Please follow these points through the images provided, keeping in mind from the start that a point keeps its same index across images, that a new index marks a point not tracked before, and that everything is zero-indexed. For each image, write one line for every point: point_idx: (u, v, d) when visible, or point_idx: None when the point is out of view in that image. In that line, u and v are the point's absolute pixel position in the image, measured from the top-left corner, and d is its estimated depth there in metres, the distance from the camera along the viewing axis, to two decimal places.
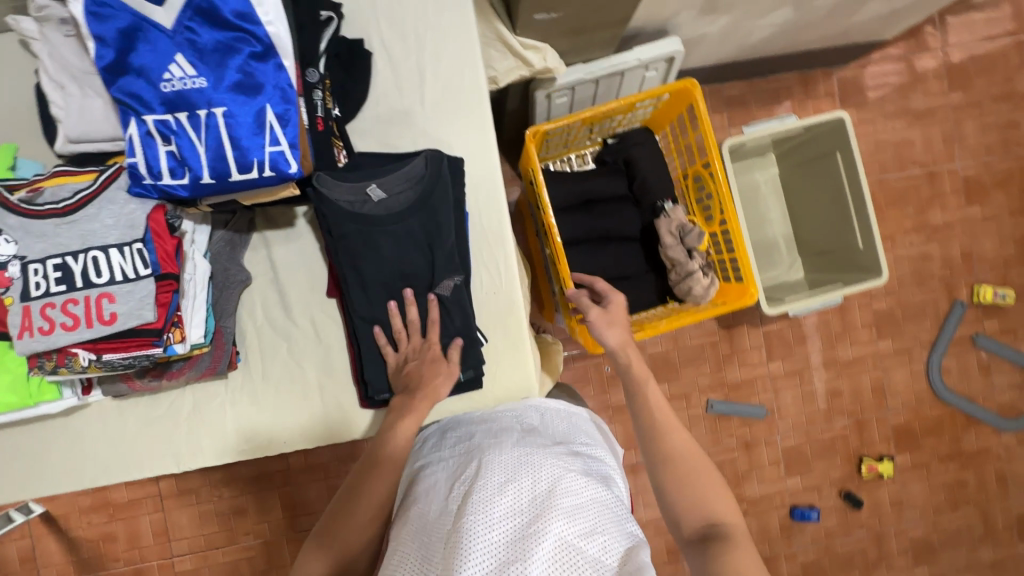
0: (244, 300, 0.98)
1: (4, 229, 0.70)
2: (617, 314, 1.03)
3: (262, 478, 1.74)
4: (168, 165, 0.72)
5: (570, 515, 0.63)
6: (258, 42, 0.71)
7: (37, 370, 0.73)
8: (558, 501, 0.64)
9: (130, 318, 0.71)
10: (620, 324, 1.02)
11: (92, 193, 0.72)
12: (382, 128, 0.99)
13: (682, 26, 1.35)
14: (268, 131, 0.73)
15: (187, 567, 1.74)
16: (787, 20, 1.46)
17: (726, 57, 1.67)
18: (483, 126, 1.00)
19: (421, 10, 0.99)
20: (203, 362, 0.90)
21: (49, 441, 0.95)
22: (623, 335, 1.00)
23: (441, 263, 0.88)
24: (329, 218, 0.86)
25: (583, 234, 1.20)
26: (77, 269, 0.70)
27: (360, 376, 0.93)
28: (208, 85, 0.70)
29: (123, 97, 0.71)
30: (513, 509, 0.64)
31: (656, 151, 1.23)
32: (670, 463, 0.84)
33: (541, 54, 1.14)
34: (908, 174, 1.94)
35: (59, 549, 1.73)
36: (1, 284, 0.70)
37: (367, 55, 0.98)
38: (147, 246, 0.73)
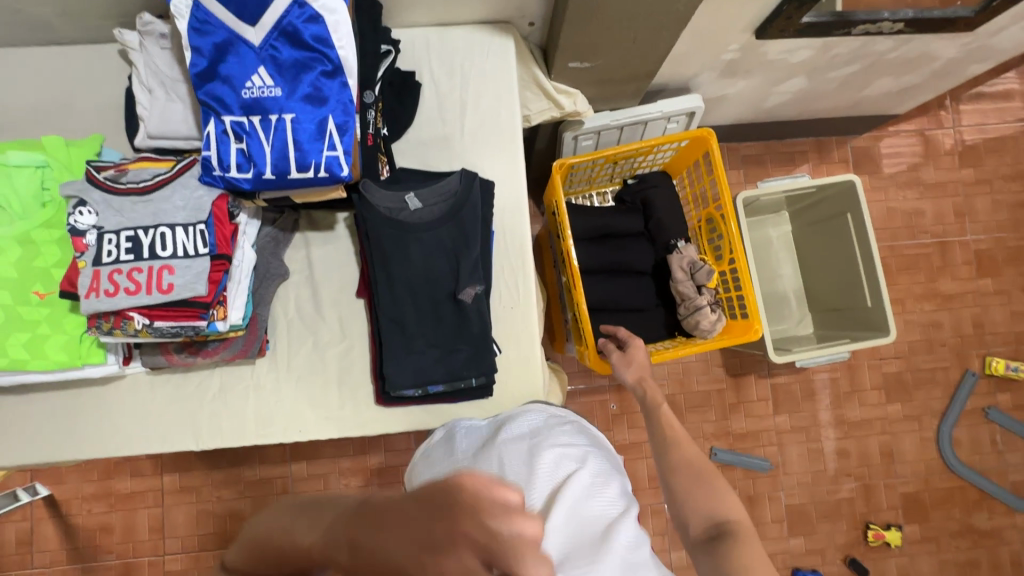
0: (279, 294, 1.05)
1: (89, 202, 0.80)
2: (638, 356, 1.08)
3: (264, 483, 1.76)
4: (236, 160, 0.82)
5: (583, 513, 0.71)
6: (329, 62, 0.82)
7: (94, 330, 0.81)
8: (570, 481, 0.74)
9: (184, 290, 0.79)
10: (641, 364, 1.08)
11: (168, 177, 0.82)
12: (423, 150, 1.10)
13: (704, 85, 1.47)
14: (327, 138, 0.82)
15: (178, 566, 1.74)
16: (802, 88, 1.57)
17: (744, 118, 1.78)
18: (515, 156, 1.10)
19: (468, 51, 1.12)
20: (237, 344, 0.97)
21: (81, 407, 1.00)
22: (642, 372, 1.06)
23: (466, 272, 0.95)
24: (369, 222, 0.94)
25: (598, 264, 1.27)
26: (145, 242, 0.79)
27: (379, 371, 0.98)
28: (282, 95, 0.81)
29: (208, 100, 0.82)
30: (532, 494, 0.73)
31: (672, 193, 1.31)
32: (681, 476, 0.90)
33: (572, 99, 1.25)
34: (919, 243, 1.99)
35: (56, 535, 1.74)
36: (78, 249, 0.79)
37: (417, 85, 1.09)
38: (208, 228, 0.82)
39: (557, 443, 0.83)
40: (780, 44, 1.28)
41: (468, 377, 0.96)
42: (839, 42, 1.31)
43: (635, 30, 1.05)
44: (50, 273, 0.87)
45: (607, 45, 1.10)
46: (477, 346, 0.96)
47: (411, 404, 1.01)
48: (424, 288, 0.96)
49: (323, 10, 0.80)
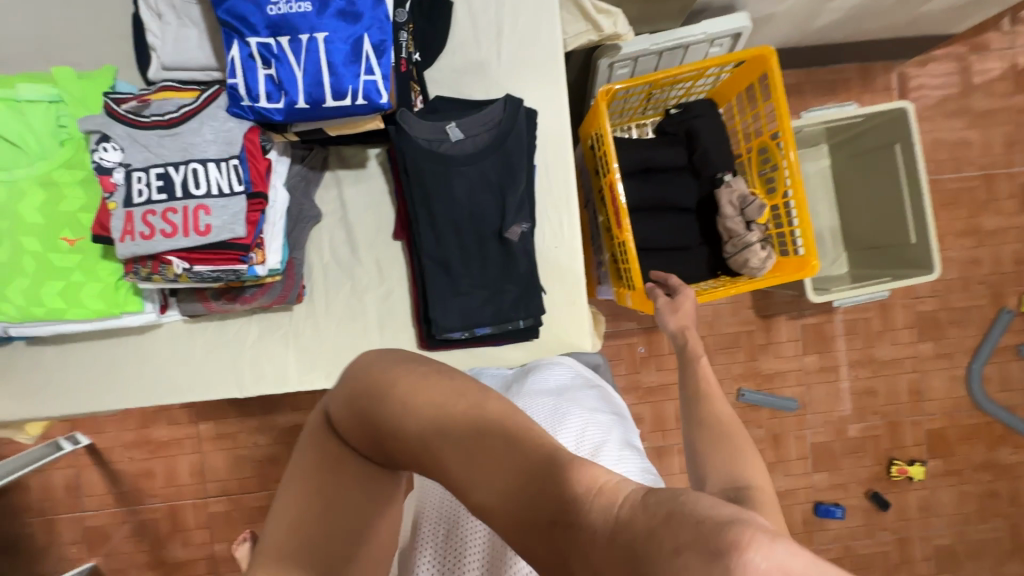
0: (313, 237, 1.00)
1: (112, 137, 0.75)
2: (686, 305, 0.99)
3: (297, 429, 1.79)
4: (266, 88, 0.75)
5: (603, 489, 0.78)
6: None
7: (132, 276, 0.78)
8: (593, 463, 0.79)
9: (223, 231, 0.74)
10: (687, 314, 0.98)
11: (194, 108, 0.76)
12: (457, 78, 1.01)
13: (750, 3, 1.34)
14: (364, 60, 0.75)
15: (221, 508, 1.80)
16: (858, 4, 1.44)
17: (788, 41, 1.64)
18: (556, 84, 1.01)
19: None
20: (275, 289, 0.93)
21: (122, 356, 0.99)
22: (684, 322, 0.97)
23: (512, 209, 0.90)
24: (407, 156, 0.88)
25: (640, 201, 1.21)
26: (177, 179, 0.74)
27: (423, 314, 0.95)
28: (313, 11, 0.73)
29: (229, 19, 0.74)
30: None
31: (718, 123, 1.22)
32: (706, 431, 0.73)
33: (613, 19, 1.13)
34: (964, 175, 1.89)
35: (101, 480, 1.80)
36: (106, 189, 0.74)
37: (448, 4, 0.99)
38: (242, 164, 0.76)
39: (583, 406, 0.89)
40: None
41: (515, 319, 0.93)
42: None
43: None
44: (78, 218, 0.83)
45: None
46: (525, 287, 0.93)
47: (456, 347, 0.99)
48: (468, 226, 0.91)
49: None
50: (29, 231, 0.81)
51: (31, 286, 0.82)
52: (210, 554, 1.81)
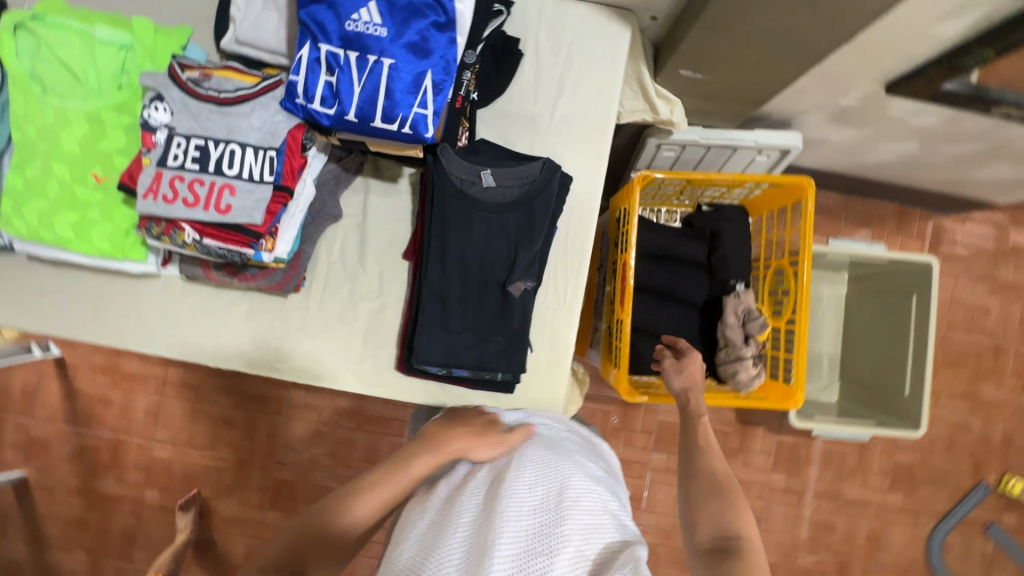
0: (327, 234, 1.02)
1: (167, 99, 0.77)
2: (693, 366, 0.97)
3: (260, 400, 1.78)
4: (322, 93, 0.77)
5: (584, 516, 0.68)
6: (443, 14, 0.77)
7: (144, 231, 0.80)
8: (573, 501, 0.71)
9: (240, 215, 0.76)
10: (693, 375, 0.97)
11: (250, 94, 0.79)
12: (506, 124, 1.03)
13: (806, 124, 1.37)
14: (421, 94, 0.77)
15: (164, 455, 1.79)
16: (910, 153, 1.46)
17: (835, 167, 1.67)
18: (599, 157, 1.04)
19: (580, 32, 1.04)
20: (275, 276, 0.95)
21: (112, 294, 1.00)
22: (692, 384, 0.96)
23: (521, 265, 0.92)
24: (437, 187, 0.90)
25: (648, 283, 1.22)
26: (214, 155, 0.77)
27: (408, 340, 0.96)
28: (387, 37, 0.76)
29: (308, 22, 0.77)
30: (539, 505, 0.69)
31: (744, 232, 1.24)
32: (698, 480, 0.78)
33: (670, 107, 1.16)
34: (974, 340, 1.89)
35: (58, 394, 1.80)
36: (146, 145, 0.77)
37: (519, 54, 1.02)
38: (277, 157, 0.78)
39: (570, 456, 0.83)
40: (908, 103, 1.17)
41: (495, 370, 0.94)
42: (971, 118, 1.19)
43: (765, 52, 0.96)
44: (112, 158, 0.85)
45: (729, 61, 1.01)
46: (511, 343, 0.93)
47: (431, 380, 0.99)
48: (476, 270, 0.92)
49: None
50: (63, 159, 0.84)
51: (48, 210, 0.84)
52: (140, 497, 1.79)
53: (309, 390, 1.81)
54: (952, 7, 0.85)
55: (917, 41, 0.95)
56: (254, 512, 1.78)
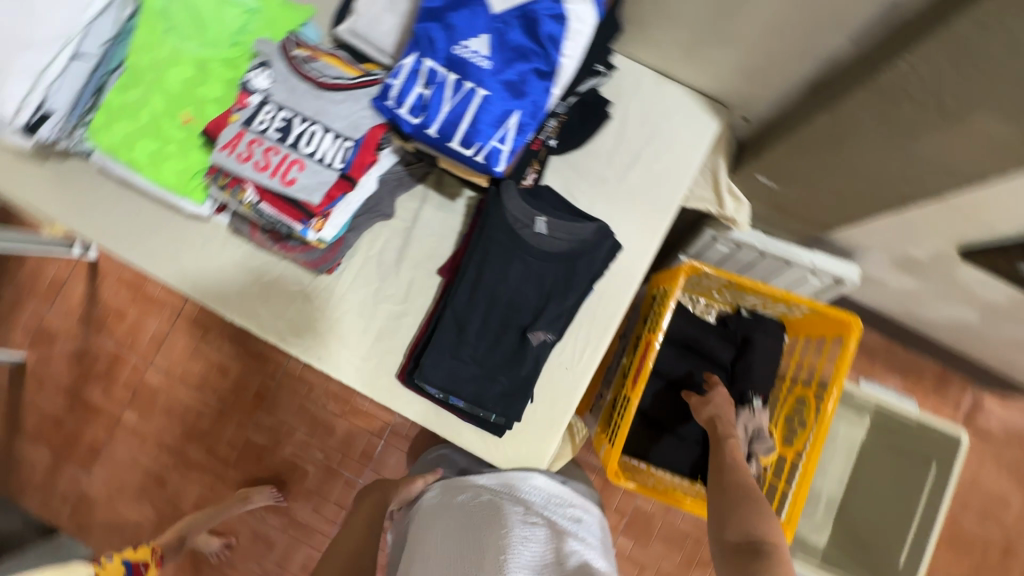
0: (373, 229, 1.04)
1: (272, 69, 0.82)
2: (718, 399, 1.05)
3: (260, 359, 1.81)
4: (412, 102, 0.80)
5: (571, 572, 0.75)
6: (547, 63, 0.79)
7: (211, 179, 0.83)
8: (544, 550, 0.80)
9: (301, 191, 0.79)
10: (720, 404, 1.05)
11: (347, 85, 0.82)
12: (574, 177, 1.04)
13: (868, 261, 1.34)
14: (503, 130, 0.80)
15: (153, 382, 1.82)
16: (967, 320, 1.40)
17: (887, 310, 1.61)
18: (653, 235, 1.03)
19: (670, 112, 1.06)
20: (314, 254, 0.97)
21: (160, 224, 1.04)
22: (718, 414, 1.03)
23: (548, 316, 0.92)
24: (490, 218, 0.91)
25: (665, 368, 1.20)
26: (296, 130, 0.80)
27: (417, 353, 0.96)
28: (488, 70, 0.78)
29: (421, 36, 0.80)
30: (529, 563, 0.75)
31: (776, 348, 1.20)
32: (725, 492, 0.85)
33: (736, 206, 1.17)
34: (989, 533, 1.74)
35: (80, 295, 1.86)
36: (239, 104, 0.81)
37: (606, 116, 1.04)
38: (352, 148, 0.81)
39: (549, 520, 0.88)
40: (978, 272, 1.13)
41: (490, 410, 0.93)
42: None
43: (843, 185, 0.95)
44: (204, 105, 0.89)
45: (808, 181, 1.00)
46: (514, 387, 0.93)
47: (426, 398, 0.99)
48: (502, 308, 0.92)
49: (573, 15, 0.76)
50: (162, 93, 0.89)
51: (133, 134, 0.89)
52: (118, 415, 1.82)
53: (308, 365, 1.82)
54: None
55: (1007, 223, 0.94)
56: (218, 464, 1.79)
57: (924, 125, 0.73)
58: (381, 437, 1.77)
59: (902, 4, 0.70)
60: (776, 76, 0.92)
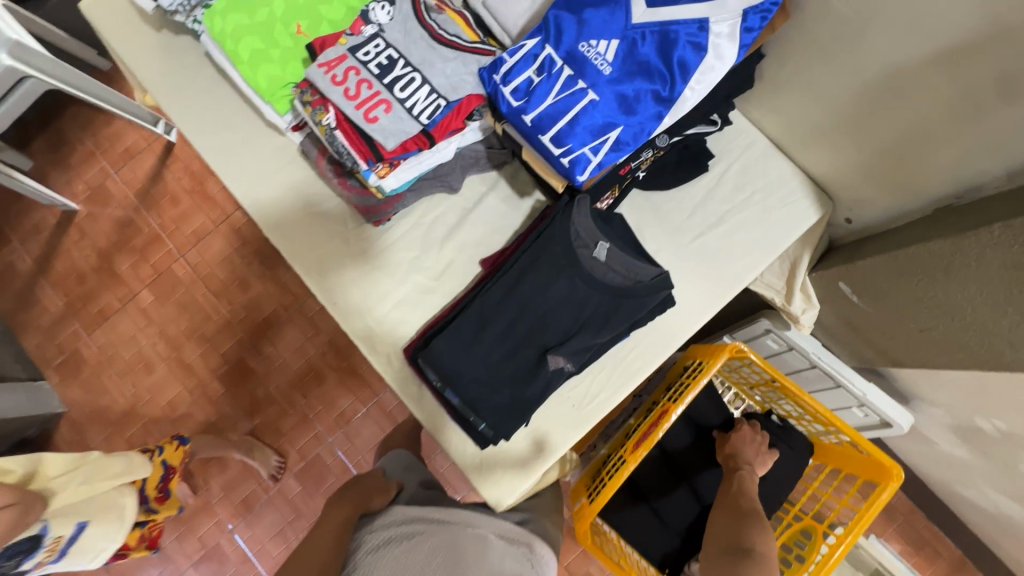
0: (433, 198, 1.01)
1: (395, 7, 0.80)
2: (746, 430, 1.04)
3: (282, 288, 1.81)
4: (518, 84, 0.76)
5: None
6: (669, 90, 0.73)
7: (299, 92, 0.81)
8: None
9: (379, 133, 0.76)
10: (747, 437, 1.03)
11: (462, 47, 0.79)
12: (649, 217, 0.99)
13: (924, 414, 1.22)
14: (598, 141, 0.75)
15: (179, 273, 1.85)
16: (1013, 517, 1.25)
17: (923, 472, 1.47)
18: (709, 303, 0.96)
19: (771, 187, 0.99)
20: (367, 200, 0.94)
21: (237, 123, 1.04)
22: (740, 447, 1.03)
23: (573, 345, 0.85)
24: (552, 226, 0.86)
25: (672, 443, 1.12)
26: (395, 71, 0.77)
27: (430, 333, 0.91)
28: (606, 76, 0.74)
29: (551, 22, 0.77)
30: None
31: (795, 467, 1.10)
32: (723, 512, 0.94)
33: (803, 307, 1.08)
34: None
35: (147, 169, 1.91)
36: (353, 30, 0.79)
37: (703, 168, 0.98)
38: (443, 108, 0.77)
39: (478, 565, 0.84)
40: None
41: (481, 418, 0.87)
42: None
43: (934, 325, 0.86)
44: (320, 23, 0.89)
45: (895, 307, 0.91)
46: (514, 404, 0.87)
47: (422, 381, 0.94)
48: (531, 320, 0.87)
49: (714, 50, 0.71)
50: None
51: (245, 29, 0.89)
52: (136, 291, 1.85)
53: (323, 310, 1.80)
54: None
55: None
56: (206, 371, 1.79)
57: None
58: (365, 405, 1.74)
59: None
60: (901, 185, 0.85)
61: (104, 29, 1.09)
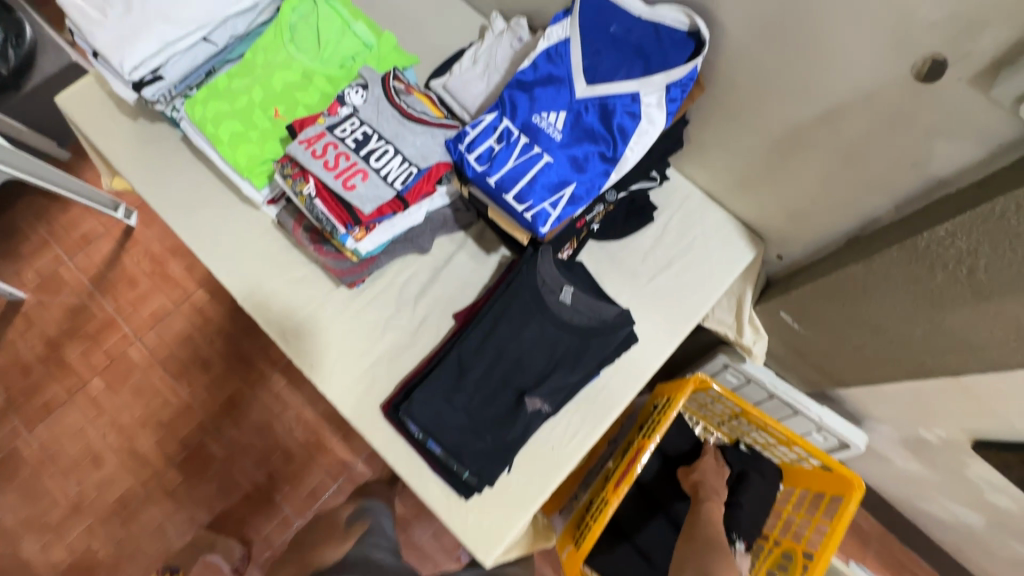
0: (405, 259, 1.07)
1: (368, 92, 0.90)
2: (708, 461, 1.11)
3: (247, 364, 1.78)
4: (481, 151, 0.86)
5: None
6: (612, 151, 0.85)
7: (279, 167, 0.88)
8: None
9: (357, 199, 0.83)
10: (707, 466, 1.09)
11: (429, 123, 0.89)
12: (606, 264, 1.08)
13: (876, 434, 1.31)
14: (555, 196, 0.84)
15: (135, 357, 1.79)
16: (972, 526, 1.32)
17: (888, 493, 1.53)
18: (669, 340, 1.03)
19: (710, 231, 1.11)
20: (343, 264, 0.99)
21: (211, 200, 1.09)
22: (701, 473, 1.08)
23: (549, 385, 0.90)
24: (520, 276, 0.93)
25: (650, 482, 1.14)
26: (371, 145, 0.85)
27: (409, 386, 0.94)
28: (558, 141, 0.85)
29: (506, 99, 0.88)
30: None
31: (769, 493, 1.14)
32: (696, 542, 0.95)
33: (754, 337, 1.17)
34: None
35: (104, 254, 1.89)
36: (330, 111, 0.88)
37: (649, 218, 1.09)
38: (415, 175, 0.85)
39: None
40: (990, 471, 1.09)
41: (464, 465, 0.88)
42: None
43: (866, 343, 0.96)
44: (297, 106, 0.98)
45: (831, 329, 1.02)
46: (495, 448, 0.89)
47: (403, 435, 0.95)
48: (506, 365, 0.91)
49: (646, 117, 0.84)
50: (264, 88, 0.97)
51: (225, 113, 0.96)
52: (87, 380, 1.77)
53: (289, 384, 1.76)
54: None
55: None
56: (162, 460, 1.69)
57: (955, 298, 0.76)
58: (336, 479, 1.67)
59: (947, 182, 0.76)
60: (817, 223, 0.98)
61: (80, 121, 1.14)
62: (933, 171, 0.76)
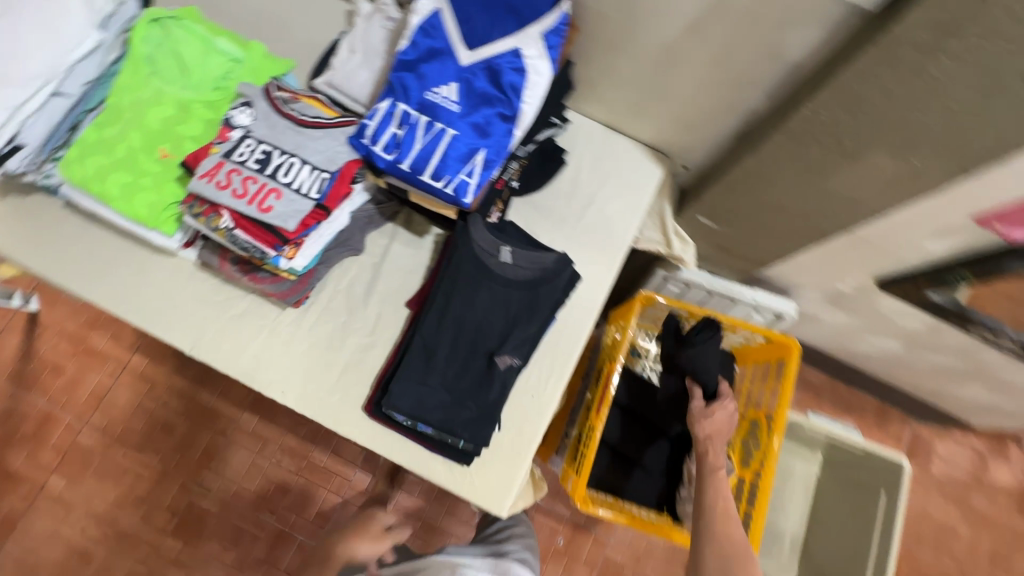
0: (343, 264, 1.07)
1: (254, 107, 0.87)
2: (721, 415, 1.08)
3: (211, 414, 1.72)
4: (386, 140, 0.87)
5: None
6: (510, 109, 0.88)
7: (185, 207, 0.85)
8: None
9: (278, 218, 0.81)
10: (721, 422, 1.07)
11: (326, 124, 0.88)
12: (535, 215, 1.12)
13: (805, 299, 1.47)
14: (470, 165, 0.87)
15: (89, 443, 1.70)
16: (895, 352, 1.53)
17: (826, 347, 1.73)
18: (609, 268, 1.11)
19: (619, 160, 1.18)
20: (283, 285, 0.99)
21: (121, 260, 1.03)
22: (716, 429, 1.06)
23: (514, 340, 0.95)
24: (459, 250, 0.97)
25: (627, 400, 1.23)
26: (275, 161, 0.83)
27: (385, 382, 0.97)
28: (457, 112, 0.87)
29: (396, 83, 0.89)
30: None
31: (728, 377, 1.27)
32: (703, 522, 0.92)
33: (682, 245, 1.27)
34: (941, 565, 1.77)
35: (15, 350, 1.75)
36: (220, 137, 0.84)
37: (562, 162, 1.14)
38: (329, 179, 0.85)
39: None
40: (897, 301, 1.27)
41: (458, 436, 0.94)
42: (952, 332, 1.29)
43: (774, 223, 1.08)
44: (182, 141, 0.93)
45: (743, 220, 1.13)
46: (481, 412, 0.94)
47: (393, 428, 0.98)
48: (469, 334, 0.96)
49: (533, 69, 0.87)
50: (141, 129, 0.92)
51: (107, 167, 0.91)
52: (43, 481, 1.67)
53: (260, 419, 1.73)
54: (943, 231, 1.01)
55: (912, 253, 1.11)
56: (154, 532, 1.64)
57: (831, 163, 0.87)
58: (338, 494, 1.68)
59: (801, 65, 0.86)
60: (709, 127, 1.07)
61: None
62: (788, 58, 0.85)
